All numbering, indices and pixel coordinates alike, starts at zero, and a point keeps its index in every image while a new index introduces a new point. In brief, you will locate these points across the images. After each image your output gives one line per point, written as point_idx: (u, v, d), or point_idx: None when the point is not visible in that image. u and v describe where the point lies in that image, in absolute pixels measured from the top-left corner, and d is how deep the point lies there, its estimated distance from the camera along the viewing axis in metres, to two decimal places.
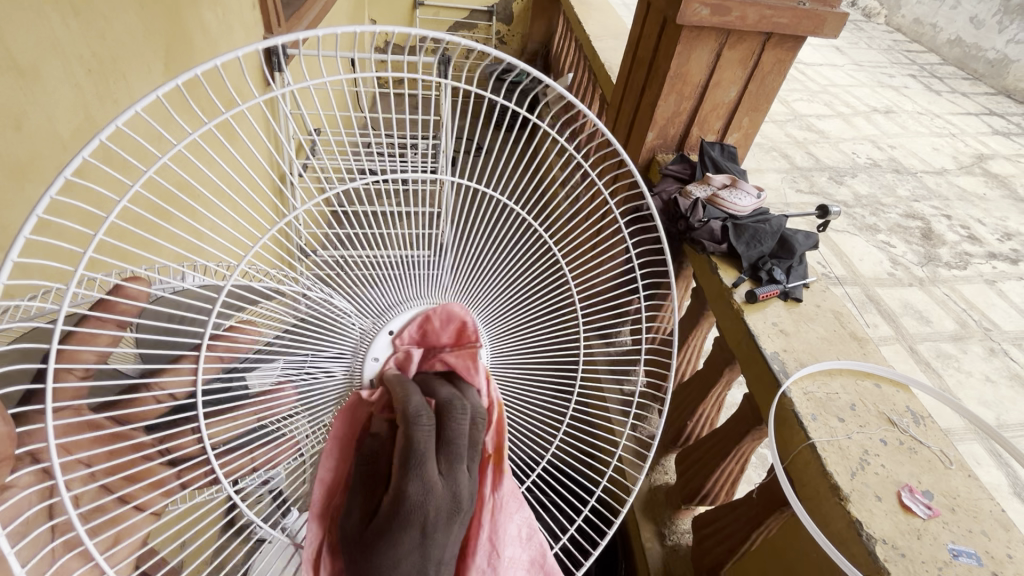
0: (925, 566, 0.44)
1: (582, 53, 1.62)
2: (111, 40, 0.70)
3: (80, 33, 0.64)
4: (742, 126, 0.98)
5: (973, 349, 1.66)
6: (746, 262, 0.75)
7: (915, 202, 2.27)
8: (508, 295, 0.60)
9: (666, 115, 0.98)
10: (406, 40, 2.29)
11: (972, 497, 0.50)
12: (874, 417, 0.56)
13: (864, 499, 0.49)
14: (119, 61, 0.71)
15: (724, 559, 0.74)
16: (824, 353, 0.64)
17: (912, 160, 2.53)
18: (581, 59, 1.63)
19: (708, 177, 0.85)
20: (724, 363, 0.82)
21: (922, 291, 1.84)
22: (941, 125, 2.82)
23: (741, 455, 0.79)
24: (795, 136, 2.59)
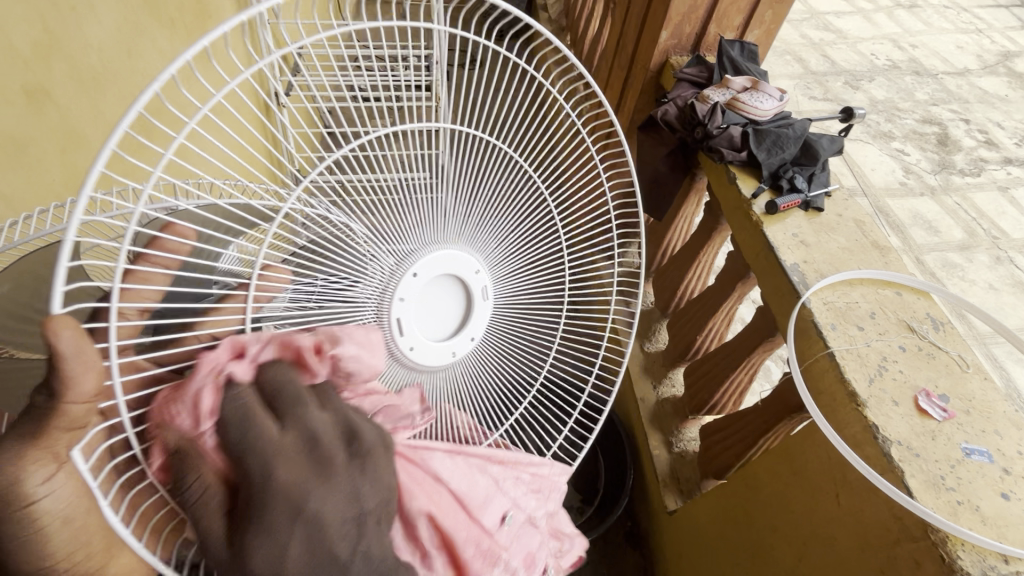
0: (937, 464, 0.46)
1: None
2: (141, 45, 0.77)
3: (106, 8, 0.69)
4: (763, 22, 0.89)
5: (979, 258, 1.65)
6: (766, 171, 0.71)
7: (934, 106, 2.15)
8: (518, 240, 0.59)
9: (681, 12, 0.89)
10: None
11: (986, 398, 0.50)
12: (893, 325, 0.56)
13: (882, 404, 0.49)
14: (137, 39, 0.76)
15: (731, 464, 0.77)
16: (845, 263, 0.62)
17: (934, 60, 2.37)
18: None
19: (728, 79, 0.79)
20: (736, 276, 0.81)
21: (934, 200, 1.79)
22: (968, 20, 2.61)
23: (752, 366, 0.80)
24: (811, 37, 2.41)
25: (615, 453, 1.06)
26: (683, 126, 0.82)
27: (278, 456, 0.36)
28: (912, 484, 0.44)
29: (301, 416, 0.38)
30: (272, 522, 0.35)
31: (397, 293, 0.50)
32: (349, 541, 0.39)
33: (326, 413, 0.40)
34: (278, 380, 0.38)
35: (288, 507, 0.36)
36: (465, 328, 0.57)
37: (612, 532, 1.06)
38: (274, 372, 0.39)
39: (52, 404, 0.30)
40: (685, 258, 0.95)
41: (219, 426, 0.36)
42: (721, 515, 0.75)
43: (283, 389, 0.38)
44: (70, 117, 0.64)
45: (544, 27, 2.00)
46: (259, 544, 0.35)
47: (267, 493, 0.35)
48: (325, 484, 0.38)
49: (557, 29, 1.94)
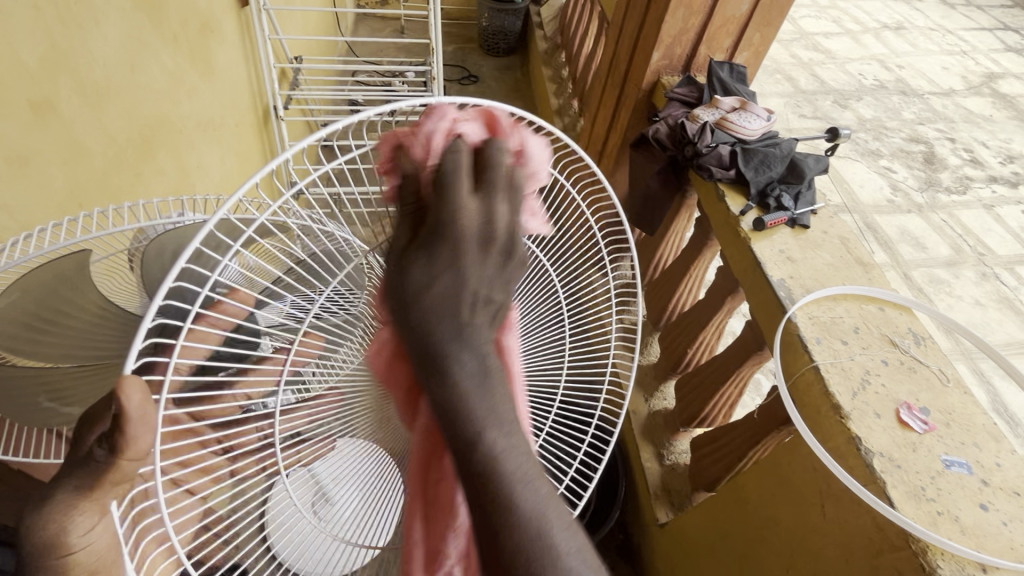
0: (918, 475, 0.47)
1: None
2: (144, 60, 0.78)
3: (111, 23, 0.70)
4: (752, 44, 0.92)
5: (965, 274, 1.68)
6: (754, 188, 0.73)
7: (920, 125, 2.21)
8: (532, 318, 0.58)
9: (672, 33, 0.92)
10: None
11: (966, 412, 0.52)
12: (877, 339, 0.57)
13: (864, 416, 0.51)
14: (141, 55, 0.77)
15: (721, 476, 0.78)
16: (830, 279, 0.64)
17: (920, 80, 2.43)
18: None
19: (717, 99, 0.82)
20: (726, 291, 0.82)
21: (921, 217, 1.83)
22: (952, 42, 2.69)
23: (741, 379, 0.82)
24: (800, 56, 2.47)
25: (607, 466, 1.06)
26: (674, 144, 0.84)
27: (467, 212, 0.33)
28: (894, 495, 0.45)
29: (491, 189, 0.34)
30: (462, 269, 0.33)
31: None
32: (480, 359, 0.34)
33: (480, 196, 0.33)
34: (491, 155, 0.34)
35: (455, 252, 0.33)
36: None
37: (604, 545, 1.06)
38: (489, 151, 0.34)
39: (110, 459, 0.33)
40: (676, 273, 0.97)
41: (438, 172, 0.33)
42: (710, 526, 0.76)
43: (490, 169, 0.34)
44: (74, 127, 0.65)
45: (540, 43, 2.05)
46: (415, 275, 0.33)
47: (453, 223, 0.33)
48: (484, 261, 0.34)
49: (553, 47, 1.98)
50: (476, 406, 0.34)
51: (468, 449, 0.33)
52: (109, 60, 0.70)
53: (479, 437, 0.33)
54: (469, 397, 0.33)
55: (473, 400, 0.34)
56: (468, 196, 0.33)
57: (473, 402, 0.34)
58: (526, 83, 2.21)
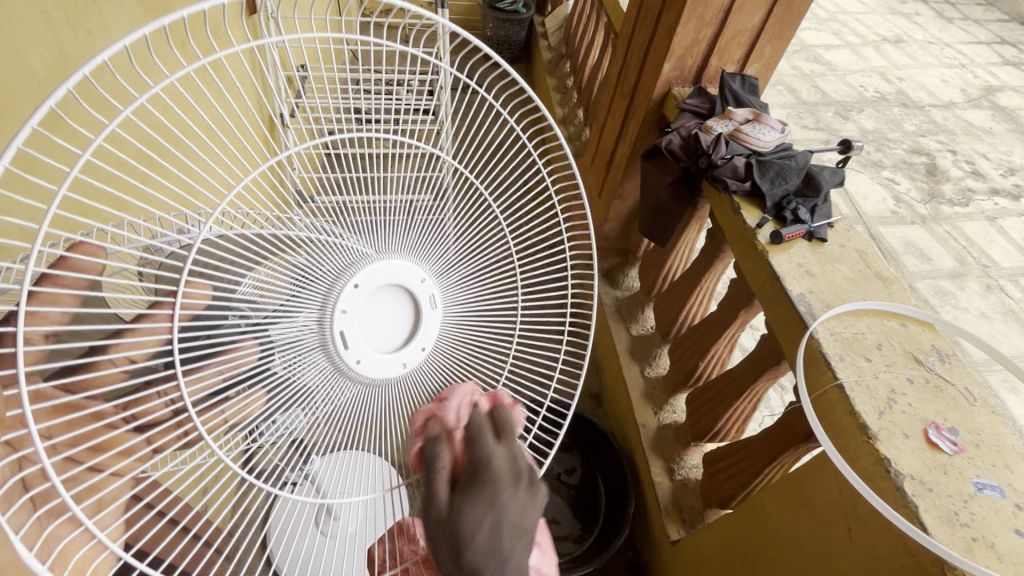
0: (950, 499, 0.45)
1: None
2: (155, 66, 0.77)
3: (120, 28, 0.69)
4: (764, 56, 0.92)
5: (971, 285, 1.68)
6: (770, 201, 0.72)
7: (922, 136, 2.21)
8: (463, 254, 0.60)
9: (684, 44, 0.92)
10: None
11: (995, 432, 0.51)
12: (901, 357, 0.56)
13: (892, 437, 0.49)
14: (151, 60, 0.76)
15: (735, 493, 0.76)
16: (850, 294, 0.63)
17: (921, 92, 2.44)
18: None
19: (730, 111, 0.81)
20: (740, 304, 0.81)
21: (925, 228, 1.83)
22: (952, 55, 2.71)
23: (755, 394, 0.80)
24: (802, 68, 2.48)
25: (616, 481, 1.05)
26: (687, 156, 0.84)
27: (492, 461, 0.45)
28: (927, 519, 0.44)
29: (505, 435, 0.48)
30: (483, 494, 0.44)
31: (339, 304, 0.50)
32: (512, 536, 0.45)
33: (502, 443, 0.47)
34: (475, 420, 0.48)
35: (492, 496, 0.44)
36: (413, 339, 0.56)
37: (614, 562, 1.04)
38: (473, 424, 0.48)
39: None
40: (687, 285, 0.96)
41: (466, 433, 0.48)
42: (725, 545, 0.74)
43: (504, 425, 0.49)
44: (85, 134, 0.63)
45: (544, 54, 2.05)
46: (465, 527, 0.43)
47: (490, 465, 0.45)
48: (514, 493, 0.45)
49: (557, 57, 1.99)
50: (483, 561, 0.44)
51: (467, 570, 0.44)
52: (120, 64, 0.68)
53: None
54: (504, 539, 0.44)
55: (496, 545, 0.44)
56: (486, 448, 0.46)
57: (508, 546, 0.45)
58: (529, 93, 2.21)
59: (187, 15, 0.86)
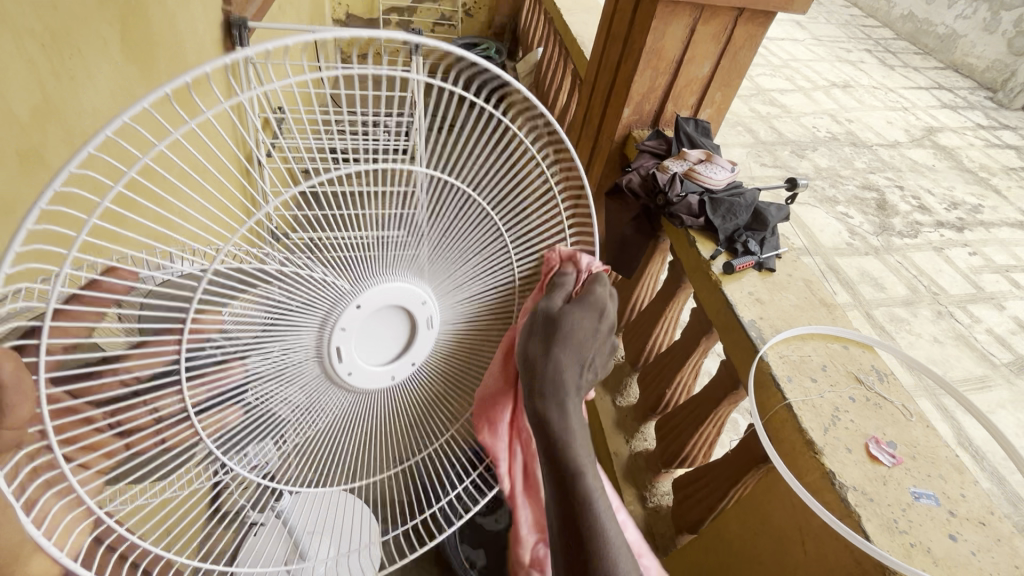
0: (890, 508, 0.49)
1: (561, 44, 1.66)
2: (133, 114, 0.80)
3: (103, 77, 0.73)
4: (714, 101, 1.00)
5: (922, 312, 1.77)
6: (723, 234, 0.78)
7: (871, 173, 2.36)
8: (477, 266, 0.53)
9: (641, 91, 0.99)
10: None
11: (930, 445, 0.55)
12: (843, 376, 0.60)
13: (836, 451, 0.53)
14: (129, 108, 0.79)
15: (703, 517, 0.79)
16: (796, 319, 0.68)
17: (868, 133, 2.62)
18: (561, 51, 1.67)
19: (684, 152, 0.88)
20: (700, 331, 0.85)
21: (878, 259, 1.93)
22: (895, 99, 2.93)
23: (718, 418, 0.84)
24: (759, 110, 2.65)
25: None
26: (646, 193, 0.89)
27: (558, 440, 0.49)
28: (869, 527, 0.47)
29: (593, 296, 0.50)
30: (564, 395, 0.49)
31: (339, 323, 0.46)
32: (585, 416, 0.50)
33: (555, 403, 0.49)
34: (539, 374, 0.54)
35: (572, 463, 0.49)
36: (406, 353, 0.52)
37: None
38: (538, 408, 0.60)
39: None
40: (653, 315, 1.00)
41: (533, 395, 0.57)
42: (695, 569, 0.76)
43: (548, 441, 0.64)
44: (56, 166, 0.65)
45: None
46: (557, 416, 0.49)
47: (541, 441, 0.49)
48: (572, 395, 0.50)
49: None
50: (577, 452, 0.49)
51: (568, 456, 0.49)
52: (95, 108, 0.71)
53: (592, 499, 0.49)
54: (577, 439, 0.50)
55: (560, 410, 0.49)
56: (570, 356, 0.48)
57: (577, 441, 0.50)
58: None
59: (167, 61, 0.89)
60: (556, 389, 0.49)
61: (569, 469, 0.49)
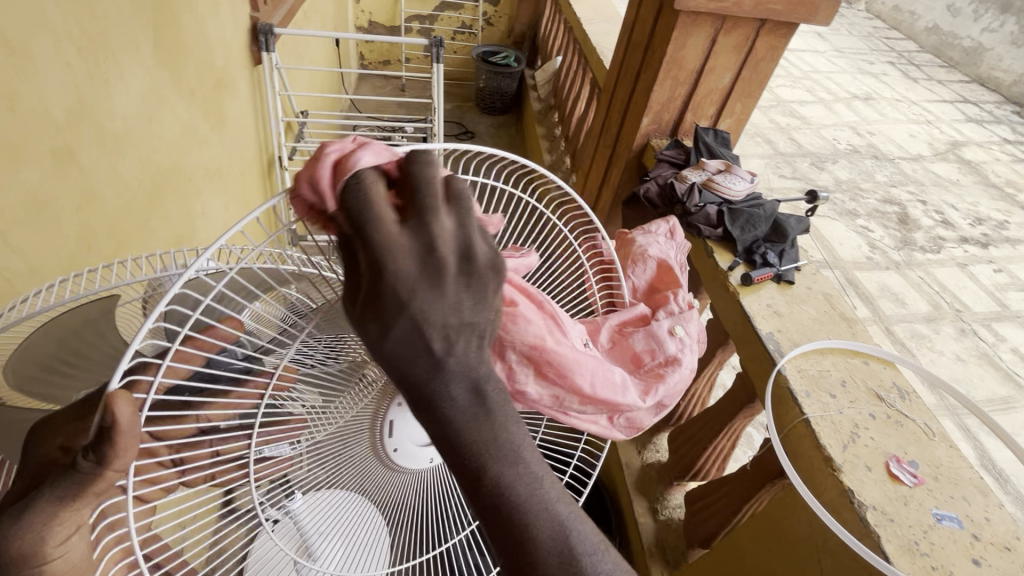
0: (911, 529, 0.48)
1: (581, 52, 1.66)
2: (159, 117, 0.82)
3: (134, 80, 0.75)
4: (734, 112, 0.99)
5: (945, 329, 1.73)
6: (741, 246, 0.77)
7: (892, 187, 2.33)
8: None
9: (660, 101, 0.99)
10: (394, 49, 2.37)
11: (953, 466, 0.53)
12: (863, 393, 0.59)
13: (855, 469, 0.52)
14: (157, 109, 0.81)
15: (715, 531, 0.77)
16: (815, 333, 0.67)
17: (890, 146, 2.58)
18: (581, 59, 1.67)
19: (703, 162, 0.87)
20: (716, 342, 0.84)
21: (899, 274, 1.90)
22: (918, 112, 2.89)
23: (734, 432, 0.82)
24: (778, 122, 2.63)
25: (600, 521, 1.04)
26: (664, 203, 0.89)
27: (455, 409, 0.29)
28: (888, 548, 0.46)
29: (468, 210, 0.31)
30: (399, 300, 0.28)
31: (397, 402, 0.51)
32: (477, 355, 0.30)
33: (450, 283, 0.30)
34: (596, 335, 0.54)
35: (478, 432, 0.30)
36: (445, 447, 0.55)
37: None
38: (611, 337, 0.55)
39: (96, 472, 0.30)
40: None
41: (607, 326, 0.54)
42: None
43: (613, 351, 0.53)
44: (88, 166, 0.67)
45: (534, 104, 2.17)
46: (433, 316, 0.29)
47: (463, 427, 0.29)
48: (440, 284, 0.29)
49: (547, 107, 2.10)
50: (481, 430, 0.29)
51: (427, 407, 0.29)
52: (125, 112, 0.73)
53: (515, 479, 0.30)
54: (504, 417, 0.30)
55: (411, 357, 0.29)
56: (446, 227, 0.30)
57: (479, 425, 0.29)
58: (520, 140, 2.32)
59: (196, 66, 0.92)
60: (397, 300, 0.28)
61: (431, 422, 0.29)
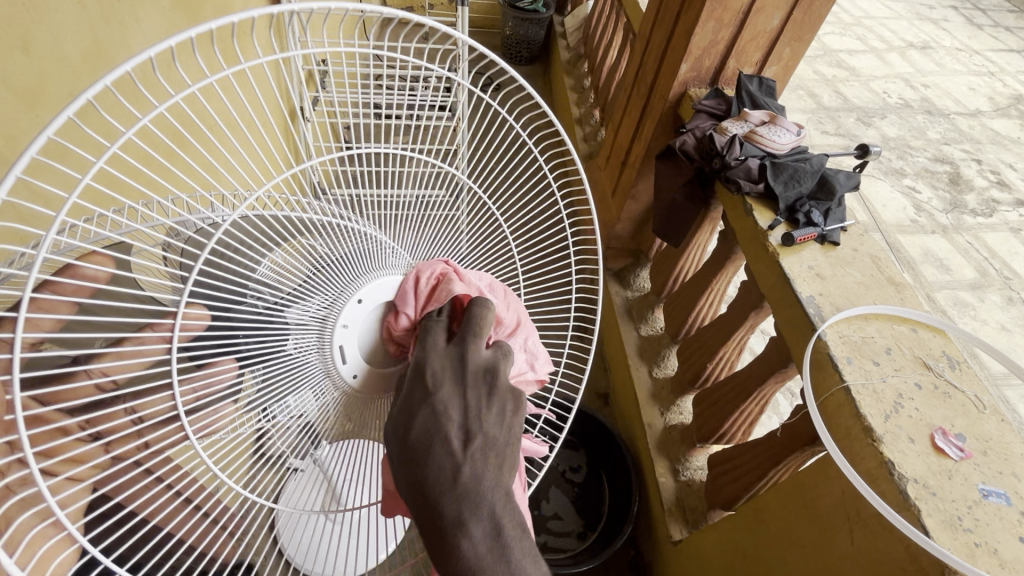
0: (955, 504, 0.45)
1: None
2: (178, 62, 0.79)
3: (150, 22, 0.72)
4: (782, 58, 0.91)
5: (990, 297, 1.64)
6: (783, 203, 0.72)
7: (946, 144, 2.17)
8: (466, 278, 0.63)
9: (701, 45, 0.92)
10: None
11: (1004, 440, 0.50)
12: (909, 362, 0.56)
13: (897, 441, 0.49)
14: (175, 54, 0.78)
15: (739, 495, 0.76)
16: (860, 298, 0.63)
17: (946, 100, 2.39)
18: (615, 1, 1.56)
19: (746, 113, 0.81)
20: (751, 305, 0.80)
21: (945, 239, 1.79)
22: (980, 62, 2.65)
23: (763, 397, 0.80)
24: (823, 73, 2.45)
25: (620, 478, 1.05)
26: (701, 156, 0.84)
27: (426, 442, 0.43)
28: (929, 523, 0.44)
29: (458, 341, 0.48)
30: (419, 400, 0.45)
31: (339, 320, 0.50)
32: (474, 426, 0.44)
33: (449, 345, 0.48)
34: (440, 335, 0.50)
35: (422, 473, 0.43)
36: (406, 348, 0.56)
37: (615, 561, 1.05)
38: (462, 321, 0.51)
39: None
40: (698, 286, 0.96)
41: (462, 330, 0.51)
42: (730, 550, 0.74)
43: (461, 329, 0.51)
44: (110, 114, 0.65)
45: (562, 53, 2.06)
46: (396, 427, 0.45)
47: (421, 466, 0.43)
48: (465, 396, 0.45)
49: (576, 56, 2.00)
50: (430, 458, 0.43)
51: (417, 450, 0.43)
52: (141, 54, 0.70)
53: (464, 525, 0.40)
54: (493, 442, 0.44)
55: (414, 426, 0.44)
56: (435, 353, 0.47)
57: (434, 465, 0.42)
58: (547, 93, 2.22)
59: (213, 8, 0.88)
60: (422, 398, 0.45)
61: (414, 473, 0.43)
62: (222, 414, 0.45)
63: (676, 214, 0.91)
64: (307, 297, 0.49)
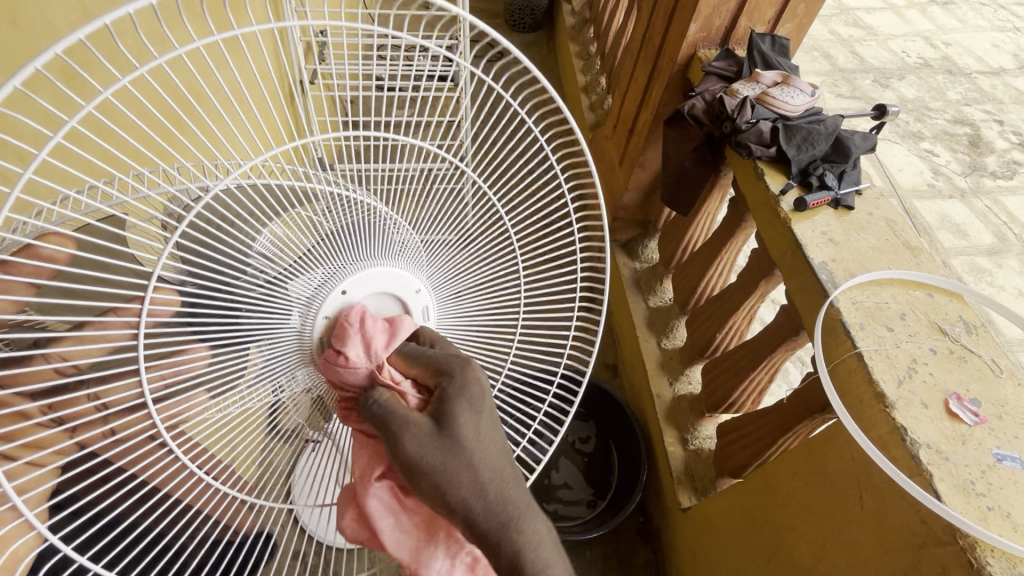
0: (967, 469, 0.45)
1: None
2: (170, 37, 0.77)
3: None
4: (797, 15, 0.86)
5: (1010, 263, 1.60)
6: (795, 167, 0.70)
7: (966, 105, 2.09)
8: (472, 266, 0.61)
9: (711, 3, 0.88)
10: None
11: (1021, 405, 0.49)
12: (924, 327, 0.54)
13: (910, 406, 0.48)
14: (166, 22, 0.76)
15: (747, 463, 0.77)
16: (875, 263, 0.61)
17: (968, 58, 2.29)
18: None
19: (757, 74, 0.78)
20: (761, 273, 0.79)
21: (963, 203, 1.74)
22: (1005, 17, 2.53)
23: (773, 365, 0.79)
24: (839, 33, 2.36)
25: (629, 448, 1.05)
26: (710, 121, 0.81)
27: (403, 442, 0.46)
28: (941, 487, 0.44)
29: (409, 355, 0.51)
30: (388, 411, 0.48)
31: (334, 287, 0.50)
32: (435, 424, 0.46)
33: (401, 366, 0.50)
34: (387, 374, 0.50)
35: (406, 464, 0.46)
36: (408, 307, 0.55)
37: (624, 529, 1.06)
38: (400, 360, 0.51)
39: None
40: (707, 255, 0.94)
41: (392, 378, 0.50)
42: (738, 517, 0.74)
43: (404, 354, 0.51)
44: (102, 86, 0.64)
45: (567, 19, 1.99)
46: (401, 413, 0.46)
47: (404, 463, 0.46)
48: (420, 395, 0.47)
49: (581, 21, 1.93)
50: (445, 463, 0.44)
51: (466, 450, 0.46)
52: (131, 25, 0.68)
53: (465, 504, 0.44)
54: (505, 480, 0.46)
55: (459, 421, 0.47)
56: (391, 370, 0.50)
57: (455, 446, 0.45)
58: (552, 61, 2.16)
59: None
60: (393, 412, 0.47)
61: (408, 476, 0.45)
62: (194, 398, 0.45)
63: (685, 182, 0.89)
64: (308, 269, 0.49)
